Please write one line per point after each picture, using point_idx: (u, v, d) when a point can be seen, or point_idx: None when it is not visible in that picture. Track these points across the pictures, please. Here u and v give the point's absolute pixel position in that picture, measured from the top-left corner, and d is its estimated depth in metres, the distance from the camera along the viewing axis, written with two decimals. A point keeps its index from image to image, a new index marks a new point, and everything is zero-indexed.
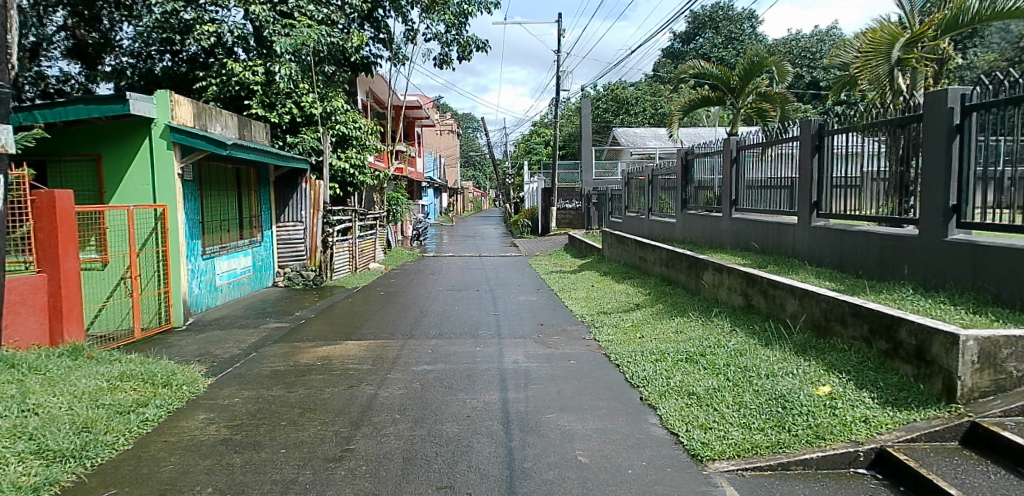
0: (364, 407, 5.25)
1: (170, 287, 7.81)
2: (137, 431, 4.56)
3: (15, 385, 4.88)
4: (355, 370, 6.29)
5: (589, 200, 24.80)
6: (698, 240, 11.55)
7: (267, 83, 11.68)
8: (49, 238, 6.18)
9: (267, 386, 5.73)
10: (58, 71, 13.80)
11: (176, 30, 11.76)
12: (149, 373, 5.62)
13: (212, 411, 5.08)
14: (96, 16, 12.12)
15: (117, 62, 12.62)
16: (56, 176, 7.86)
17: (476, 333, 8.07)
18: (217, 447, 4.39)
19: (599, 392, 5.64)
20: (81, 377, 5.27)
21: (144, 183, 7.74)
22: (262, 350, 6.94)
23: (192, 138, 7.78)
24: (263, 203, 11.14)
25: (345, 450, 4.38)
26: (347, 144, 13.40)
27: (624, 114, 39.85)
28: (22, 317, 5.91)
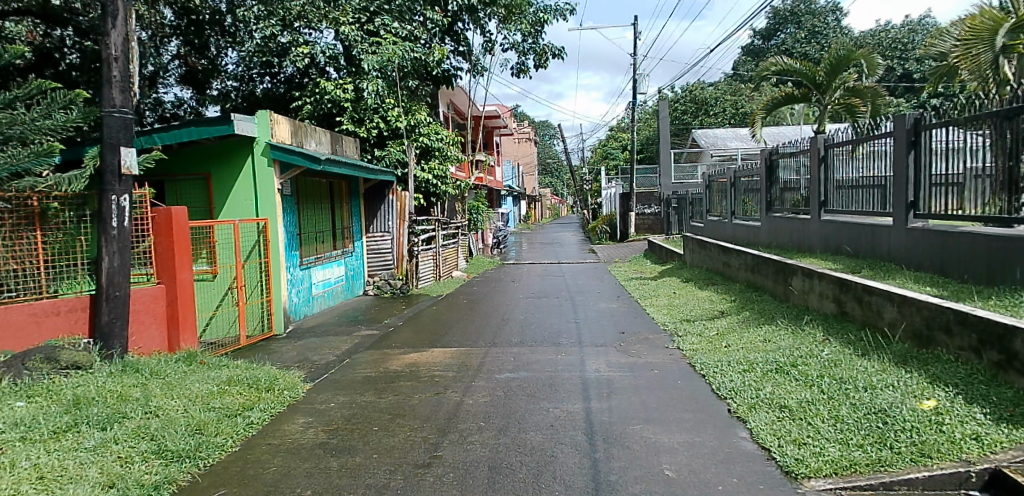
0: (451, 413, 5.39)
1: (271, 296, 8.28)
2: (243, 434, 4.88)
3: (139, 388, 5.32)
4: (441, 377, 6.47)
5: (669, 205, 24.38)
6: (785, 243, 11.13)
7: (356, 99, 12.19)
8: (166, 251, 6.68)
9: (360, 392, 5.98)
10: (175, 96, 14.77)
11: (274, 53, 12.37)
12: (254, 379, 5.98)
13: (311, 416, 5.35)
14: (204, 44, 12.83)
15: (223, 86, 13.55)
16: (171, 195, 8.50)
17: (558, 341, 8.09)
18: (315, 450, 4.64)
19: (686, 404, 5.55)
20: (195, 381, 5.68)
21: (248, 198, 8.27)
22: (355, 357, 7.25)
23: (289, 155, 8.28)
24: (353, 215, 11.62)
25: (433, 456, 4.51)
26: (430, 155, 13.77)
27: (704, 115, 38.97)
28: (145, 325, 6.45)
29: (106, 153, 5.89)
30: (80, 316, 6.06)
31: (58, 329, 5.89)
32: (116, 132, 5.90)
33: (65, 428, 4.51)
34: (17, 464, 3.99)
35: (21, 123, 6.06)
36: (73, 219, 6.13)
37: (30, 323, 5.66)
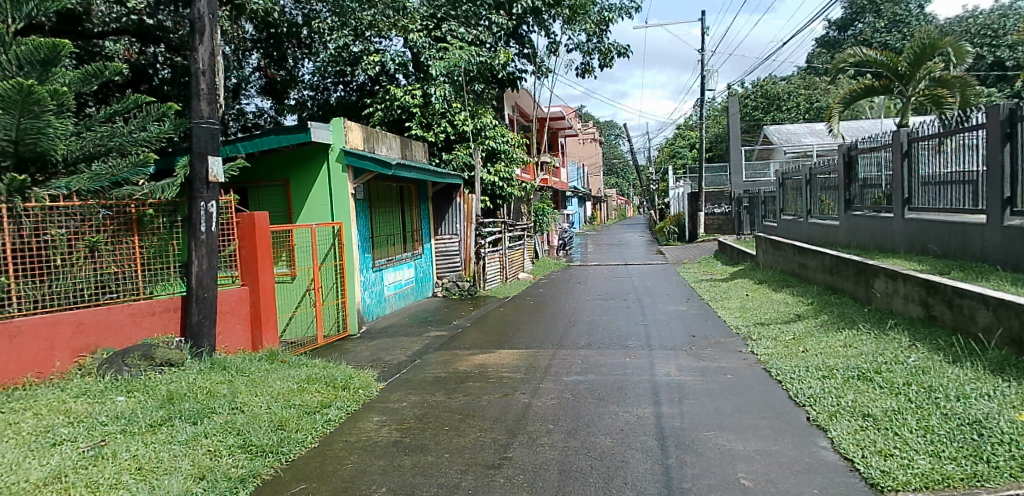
0: (520, 415, 5.41)
1: (345, 297, 8.53)
2: (322, 430, 5.06)
3: (226, 385, 5.60)
4: (510, 379, 6.50)
5: (740, 204, 23.68)
6: (866, 243, 10.62)
7: (424, 105, 12.46)
8: (249, 254, 7.02)
9: (431, 392, 6.09)
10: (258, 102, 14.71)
11: (347, 62, 12.87)
12: (331, 377, 6.19)
13: (384, 415, 5.50)
14: (282, 56, 13.08)
15: (299, 95, 13.94)
16: (254, 200, 8.92)
17: (626, 343, 8.00)
18: (390, 449, 4.76)
19: (762, 410, 5.37)
20: (276, 379, 5.93)
21: (324, 203, 8.56)
22: (425, 357, 7.39)
23: (362, 160, 8.53)
24: (423, 217, 11.85)
25: (503, 458, 4.54)
26: (496, 157, 13.89)
27: (776, 110, 37.61)
28: (231, 325, 6.80)
29: (196, 162, 6.25)
30: (173, 316, 6.44)
31: (154, 328, 6.29)
32: (204, 142, 6.26)
33: (160, 422, 4.80)
34: (119, 455, 4.28)
35: (120, 135, 6.58)
36: (167, 224, 6.53)
37: (129, 322, 6.07)
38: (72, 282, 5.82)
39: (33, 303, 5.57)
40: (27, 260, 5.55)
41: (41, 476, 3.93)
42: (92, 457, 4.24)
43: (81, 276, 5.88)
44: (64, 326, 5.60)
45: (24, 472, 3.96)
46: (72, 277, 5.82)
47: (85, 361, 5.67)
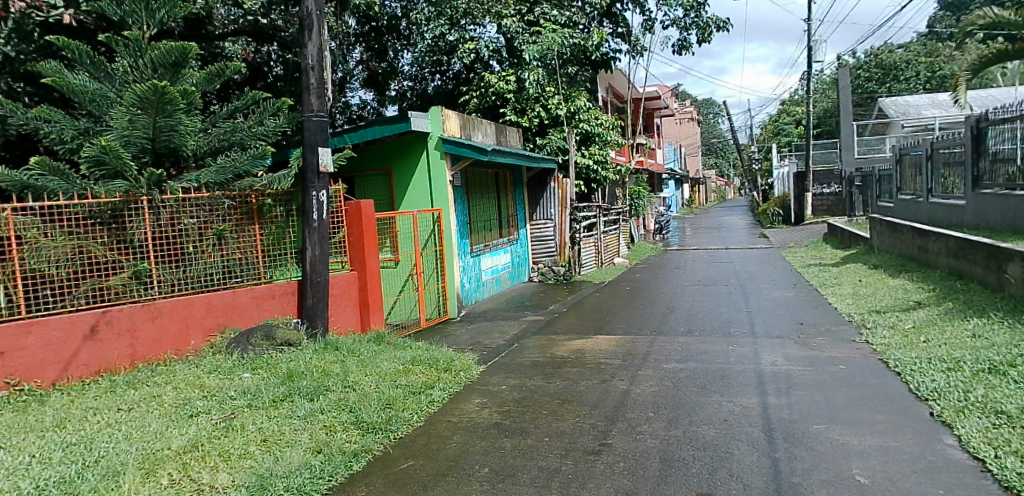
0: (619, 402, 5.38)
1: (445, 282, 8.80)
2: (427, 410, 5.25)
3: (339, 364, 5.93)
4: (607, 365, 6.47)
5: (852, 183, 22.20)
6: (997, 224, 9.69)
7: (518, 90, 12.48)
8: (357, 241, 7.36)
9: (529, 376, 6.17)
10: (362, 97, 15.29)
11: (443, 51, 13.15)
12: (433, 359, 6.40)
13: (485, 397, 5.62)
14: (384, 48, 13.53)
15: (400, 87, 14.15)
16: (360, 189, 9.35)
17: (728, 331, 7.74)
18: (491, 430, 4.87)
19: (878, 404, 5.07)
20: (384, 360, 6.21)
21: (424, 190, 8.82)
22: (523, 341, 7.48)
23: (459, 148, 8.72)
24: (518, 203, 11.96)
25: (603, 444, 4.55)
26: (590, 141, 13.77)
27: (893, 81, 34.87)
28: (342, 308, 7.21)
29: (308, 153, 6.59)
30: (290, 299, 6.87)
31: (274, 310, 6.73)
32: (315, 134, 6.58)
33: (281, 397, 5.15)
34: (246, 427, 4.64)
35: (241, 130, 7.15)
36: (283, 213, 6.96)
37: (252, 304, 6.55)
38: (203, 266, 6.35)
39: (171, 287, 6.14)
40: (165, 247, 6.12)
41: (181, 444, 4.34)
42: (224, 428, 4.62)
43: (211, 262, 6.40)
44: (197, 307, 6.14)
45: (167, 440, 4.39)
46: (203, 263, 6.35)
47: (215, 340, 6.20)
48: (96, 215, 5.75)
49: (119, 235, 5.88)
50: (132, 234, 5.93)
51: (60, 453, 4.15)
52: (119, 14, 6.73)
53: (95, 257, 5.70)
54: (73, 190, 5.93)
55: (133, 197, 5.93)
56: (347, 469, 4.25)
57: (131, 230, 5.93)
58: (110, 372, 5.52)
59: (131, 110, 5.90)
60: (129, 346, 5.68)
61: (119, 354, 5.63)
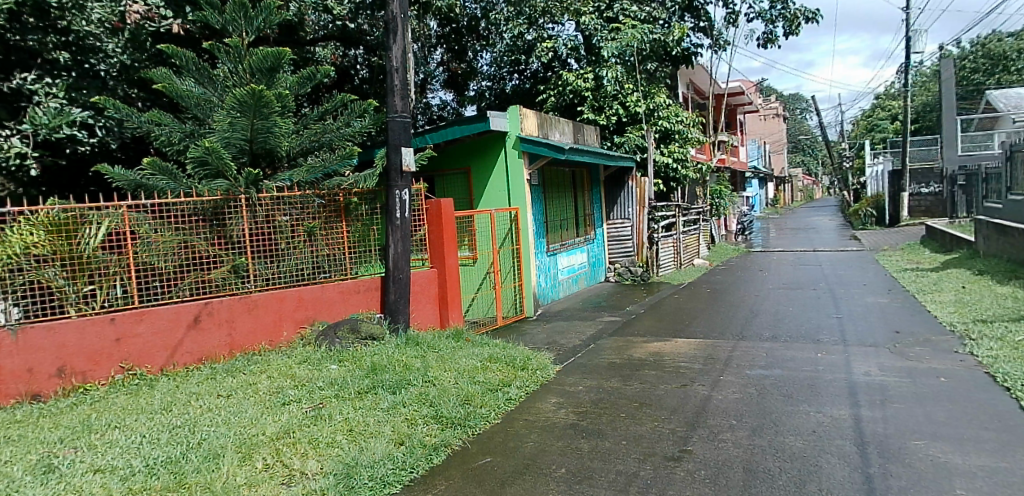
0: (700, 408, 5.25)
1: (522, 281, 8.84)
2: (504, 408, 5.29)
3: (419, 359, 6.07)
4: (687, 369, 6.32)
5: (954, 182, 20.71)
6: None
7: (596, 88, 12.42)
8: (437, 239, 7.53)
9: (607, 377, 6.10)
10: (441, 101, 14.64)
11: (522, 51, 13.17)
12: (511, 357, 6.42)
13: (562, 397, 5.60)
14: (463, 48, 13.69)
15: (478, 87, 14.25)
16: (440, 188, 9.53)
17: (817, 338, 7.40)
18: (568, 430, 4.86)
19: (985, 421, 4.72)
20: (462, 356, 6.30)
21: (501, 189, 8.91)
22: (600, 342, 7.42)
23: (536, 147, 8.74)
24: (595, 203, 11.88)
25: (683, 450, 4.46)
26: (670, 138, 13.47)
27: (1004, 72, 32.26)
28: (422, 304, 7.39)
29: (392, 153, 6.78)
30: (374, 295, 7.10)
31: (359, 305, 6.97)
32: (398, 134, 6.76)
33: (366, 390, 5.33)
34: (334, 417, 4.84)
35: (331, 131, 7.44)
36: (369, 211, 7.19)
37: (339, 299, 6.81)
38: (295, 262, 6.66)
39: (265, 280, 6.47)
40: (260, 243, 6.45)
41: (274, 430, 4.58)
42: (313, 417, 4.84)
43: (302, 258, 6.71)
44: (289, 301, 6.45)
45: (261, 426, 4.64)
46: (295, 259, 6.65)
47: (305, 332, 6.50)
48: (200, 213, 6.13)
49: (220, 232, 6.25)
50: (232, 230, 6.28)
51: (167, 434, 4.46)
52: (221, 23, 7.15)
53: (198, 252, 6.09)
54: (179, 189, 6.41)
55: (232, 196, 6.29)
56: (428, 462, 4.35)
57: (230, 227, 6.29)
58: (211, 360, 5.91)
59: (232, 114, 6.28)
60: (228, 336, 6.05)
61: (219, 343, 6.01)
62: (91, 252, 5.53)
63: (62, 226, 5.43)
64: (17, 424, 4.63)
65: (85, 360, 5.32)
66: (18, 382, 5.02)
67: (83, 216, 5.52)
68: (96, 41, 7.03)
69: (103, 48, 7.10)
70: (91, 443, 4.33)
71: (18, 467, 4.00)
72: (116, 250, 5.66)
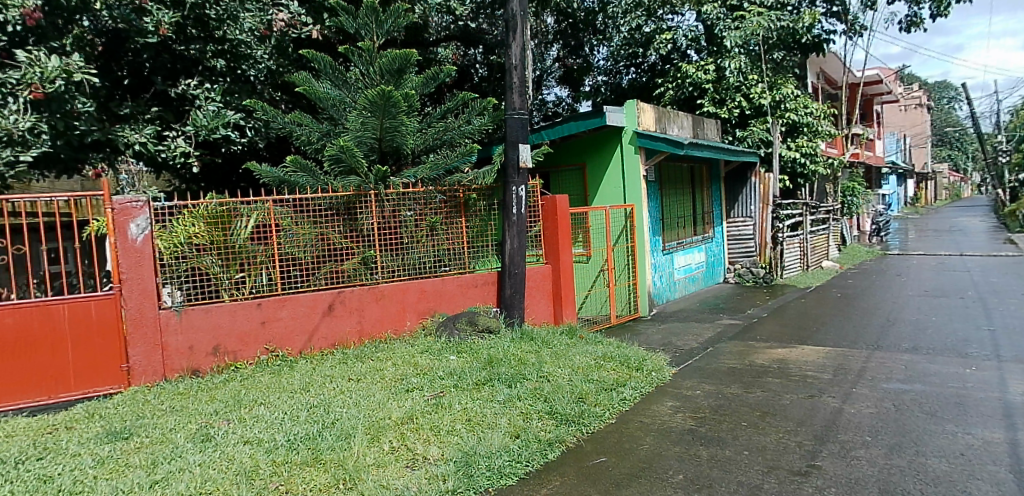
0: (829, 421, 4.96)
1: (636, 279, 8.72)
2: (619, 408, 5.24)
3: (534, 354, 6.14)
4: (815, 379, 5.98)
5: None
6: None
7: (718, 79, 12.03)
8: (552, 235, 7.59)
9: (727, 383, 5.89)
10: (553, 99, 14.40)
11: (639, 44, 13.16)
12: (625, 357, 6.31)
13: (678, 400, 5.47)
14: (580, 44, 13.48)
15: (594, 82, 14.15)
16: (555, 183, 9.60)
17: (965, 351, 6.75)
18: (685, 436, 4.75)
19: None
20: (576, 353, 6.29)
21: (616, 185, 8.82)
22: (718, 346, 7.18)
23: (654, 142, 8.56)
24: (714, 200, 11.48)
25: (811, 465, 4.23)
26: (797, 132, 12.70)
27: None
28: (537, 300, 7.49)
29: (510, 150, 6.90)
30: (491, 289, 7.27)
31: (477, 298, 7.18)
32: (516, 131, 6.86)
33: (483, 381, 5.48)
34: (453, 406, 5.02)
35: (452, 129, 7.70)
36: (487, 207, 7.37)
37: (458, 293, 7.06)
38: (418, 255, 6.97)
39: (392, 272, 6.82)
40: (387, 237, 6.80)
41: (399, 415, 4.82)
42: (434, 405, 5.05)
43: (425, 252, 7.01)
44: (412, 292, 6.78)
45: (387, 410, 4.91)
46: (418, 252, 6.97)
47: (427, 322, 6.81)
48: (335, 207, 6.55)
49: (352, 226, 6.65)
50: (362, 224, 6.67)
51: (305, 413, 4.83)
52: (355, 27, 7.56)
53: (333, 243, 6.51)
54: (317, 185, 6.86)
55: (363, 192, 6.67)
56: (543, 457, 4.41)
57: (361, 221, 6.67)
58: (343, 345, 6.37)
59: (363, 114, 6.65)
60: (357, 324, 6.47)
61: (350, 329, 6.44)
62: (242, 243, 6.09)
63: (219, 219, 5.99)
64: (182, 396, 5.21)
65: (236, 340, 5.92)
66: (182, 357, 5.70)
67: (236, 210, 6.06)
68: (248, 48, 7.53)
69: (253, 55, 7.60)
70: (240, 417, 4.77)
71: (181, 434, 4.49)
72: (263, 241, 6.17)
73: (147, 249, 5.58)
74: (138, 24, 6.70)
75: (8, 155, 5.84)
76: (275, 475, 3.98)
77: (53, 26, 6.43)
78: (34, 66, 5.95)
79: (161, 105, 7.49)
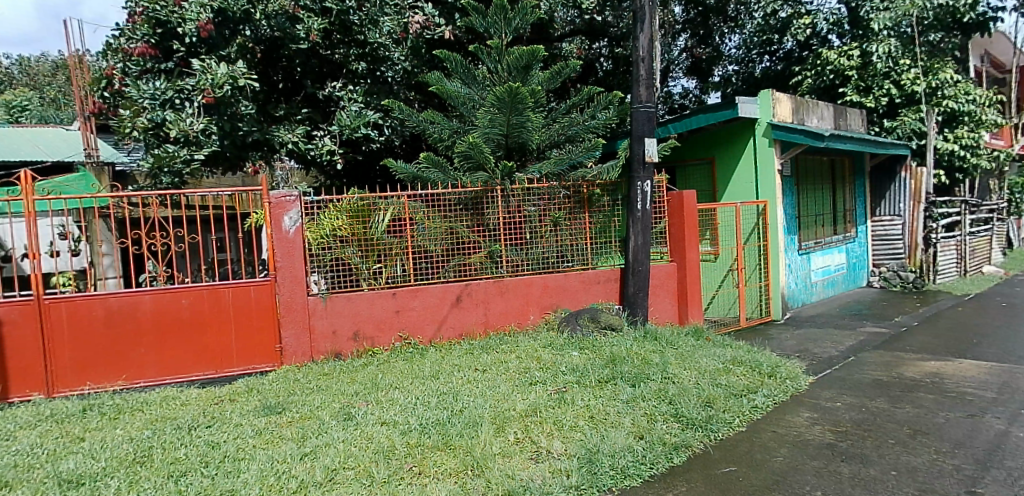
0: (993, 445, 4.47)
1: (769, 280, 8.30)
2: (749, 416, 5.03)
3: (659, 354, 6.03)
4: (976, 397, 5.41)
5: None
6: None
7: (863, 65, 11.15)
8: (678, 232, 7.38)
9: (871, 396, 5.48)
10: (681, 89, 13.76)
11: (775, 30, 12.57)
12: (756, 362, 6.04)
13: (816, 412, 5.16)
14: (709, 33, 12.81)
15: (725, 71, 13.52)
16: (683, 179, 9.31)
17: None
18: (823, 450, 4.48)
19: None
20: (702, 356, 6.10)
21: (748, 180, 8.44)
22: (861, 355, 6.69)
23: (791, 134, 8.09)
24: (858, 196, 10.70)
25: (971, 492, 3.85)
26: (956, 121, 11.44)
27: None
28: (661, 298, 7.36)
29: (635, 144, 6.78)
30: (614, 285, 7.22)
31: (599, 295, 7.16)
32: (642, 125, 6.73)
33: (606, 379, 5.45)
34: (577, 402, 5.05)
35: (577, 124, 7.71)
36: (610, 202, 7.29)
37: (581, 288, 7.07)
38: (543, 250, 7.06)
39: (516, 266, 6.97)
40: (512, 231, 6.94)
41: (523, 408, 4.93)
42: (557, 400, 5.11)
43: (549, 246, 7.08)
44: (536, 287, 6.89)
45: (512, 402, 5.04)
46: (542, 247, 7.05)
47: (549, 317, 6.89)
48: (463, 202, 6.77)
49: (479, 220, 6.83)
50: (489, 219, 6.85)
51: (436, 399, 5.07)
52: (485, 26, 7.75)
53: (461, 237, 6.75)
54: (447, 180, 7.10)
55: (490, 187, 6.85)
56: (668, 461, 4.33)
57: (488, 216, 6.85)
58: (469, 336, 6.63)
59: (491, 111, 6.83)
60: (483, 316, 6.69)
61: (476, 321, 6.68)
62: (379, 235, 6.46)
63: (359, 212, 6.38)
64: (326, 376, 5.64)
65: (374, 327, 6.32)
66: (327, 341, 6.18)
67: (375, 204, 6.43)
68: (387, 51, 7.93)
69: (392, 57, 8.00)
70: (378, 399, 5.09)
71: (326, 412, 4.86)
72: (398, 234, 6.52)
73: (298, 240, 6.06)
74: (291, 32, 7.35)
75: (184, 154, 6.88)
76: (408, 456, 4.21)
77: (222, 36, 7.12)
78: (206, 73, 6.75)
79: (311, 107, 8.14)
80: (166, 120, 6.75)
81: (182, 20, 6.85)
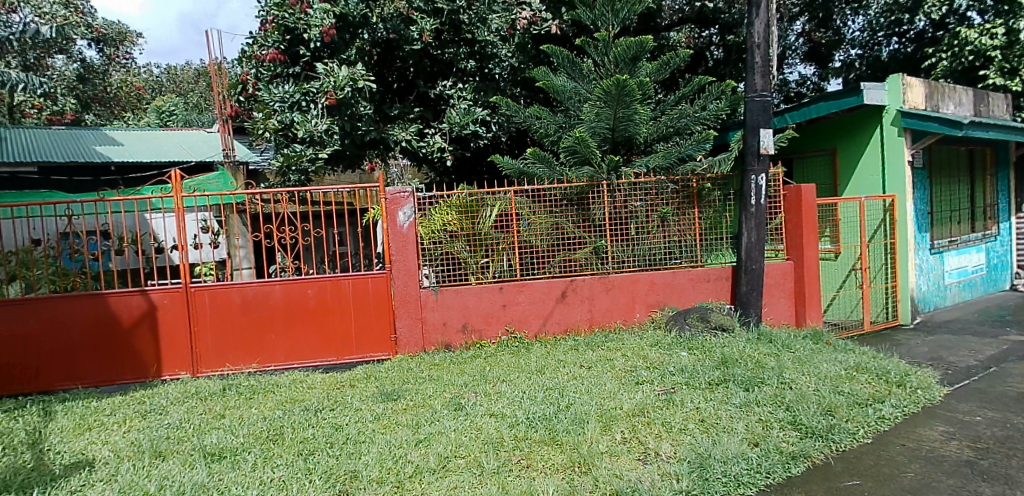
0: None
1: (897, 281, 7.75)
2: (876, 427, 4.72)
3: (774, 358, 5.77)
4: None
5: None
6: None
7: (1009, 44, 10.08)
8: (796, 228, 7.00)
9: (1017, 412, 4.99)
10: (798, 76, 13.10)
11: (905, 9, 11.51)
12: (883, 369, 5.64)
13: (952, 427, 4.76)
14: (830, 16, 12.21)
15: (846, 56, 12.71)
16: (800, 172, 8.85)
17: None
18: (961, 468, 4.14)
19: None
20: (822, 361, 5.77)
21: (874, 173, 7.91)
22: (1005, 366, 6.10)
23: (926, 122, 7.32)
24: (1000, 190, 9.75)
25: None
26: None
27: None
28: (776, 299, 7.07)
29: (749, 136, 6.50)
30: (725, 285, 6.98)
31: (709, 294, 6.95)
32: (757, 115, 6.43)
33: (717, 382, 5.28)
34: (686, 404, 4.94)
35: (687, 115, 7.49)
36: (721, 197, 7.02)
37: (689, 286, 6.89)
38: (649, 246, 6.94)
39: (621, 262, 6.90)
40: (618, 227, 6.87)
41: (630, 407, 4.89)
42: (665, 400, 5.03)
43: (657, 242, 6.95)
44: (642, 284, 6.79)
45: (618, 400, 5.01)
46: (649, 243, 6.93)
47: (655, 315, 6.78)
48: (569, 197, 6.76)
49: (585, 215, 6.81)
50: (595, 214, 6.80)
51: (542, 394, 5.13)
52: (592, 19, 7.69)
53: (567, 232, 6.76)
54: (554, 175, 7.16)
55: (596, 182, 6.79)
56: (786, 470, 4.15)
57: (594, 210, 6.81)
58: (574, 332, 6.65)
59: (598, 105, 6.79)
60: (589, 312, 6.69)
61: (581, 317, 6.69)
62: (487, 230, 6.60)
63: (468, 208, 6.56)
64: (438, 367, 5.86)
65: (481, 319, 6.49)
66: (438, 333, 6.41)
67: (483, 200, 6.58)
68: (494, 48, 8.14)
69: (499, 54, 8.21)
70: (486, 391, 5.23)
71: (438, 401, 5.05)
72: (505, 228, 6.64)
73: (411, 234, 6.32)
74: (406, 33, 7.61)
75: (310, 153, 7.34)
76: (516, 449, 4.30)
77: (342, 40, 7.51)
78: (329, 76, 7.14)
79: (423, 106, 8.39)
80: (294, 121, 7.24)
81: (307, 26, 7.24)
